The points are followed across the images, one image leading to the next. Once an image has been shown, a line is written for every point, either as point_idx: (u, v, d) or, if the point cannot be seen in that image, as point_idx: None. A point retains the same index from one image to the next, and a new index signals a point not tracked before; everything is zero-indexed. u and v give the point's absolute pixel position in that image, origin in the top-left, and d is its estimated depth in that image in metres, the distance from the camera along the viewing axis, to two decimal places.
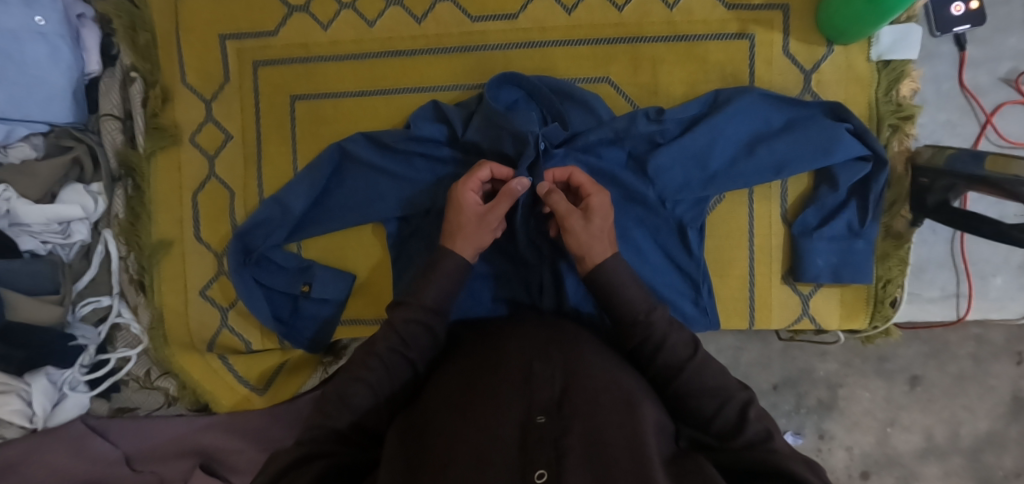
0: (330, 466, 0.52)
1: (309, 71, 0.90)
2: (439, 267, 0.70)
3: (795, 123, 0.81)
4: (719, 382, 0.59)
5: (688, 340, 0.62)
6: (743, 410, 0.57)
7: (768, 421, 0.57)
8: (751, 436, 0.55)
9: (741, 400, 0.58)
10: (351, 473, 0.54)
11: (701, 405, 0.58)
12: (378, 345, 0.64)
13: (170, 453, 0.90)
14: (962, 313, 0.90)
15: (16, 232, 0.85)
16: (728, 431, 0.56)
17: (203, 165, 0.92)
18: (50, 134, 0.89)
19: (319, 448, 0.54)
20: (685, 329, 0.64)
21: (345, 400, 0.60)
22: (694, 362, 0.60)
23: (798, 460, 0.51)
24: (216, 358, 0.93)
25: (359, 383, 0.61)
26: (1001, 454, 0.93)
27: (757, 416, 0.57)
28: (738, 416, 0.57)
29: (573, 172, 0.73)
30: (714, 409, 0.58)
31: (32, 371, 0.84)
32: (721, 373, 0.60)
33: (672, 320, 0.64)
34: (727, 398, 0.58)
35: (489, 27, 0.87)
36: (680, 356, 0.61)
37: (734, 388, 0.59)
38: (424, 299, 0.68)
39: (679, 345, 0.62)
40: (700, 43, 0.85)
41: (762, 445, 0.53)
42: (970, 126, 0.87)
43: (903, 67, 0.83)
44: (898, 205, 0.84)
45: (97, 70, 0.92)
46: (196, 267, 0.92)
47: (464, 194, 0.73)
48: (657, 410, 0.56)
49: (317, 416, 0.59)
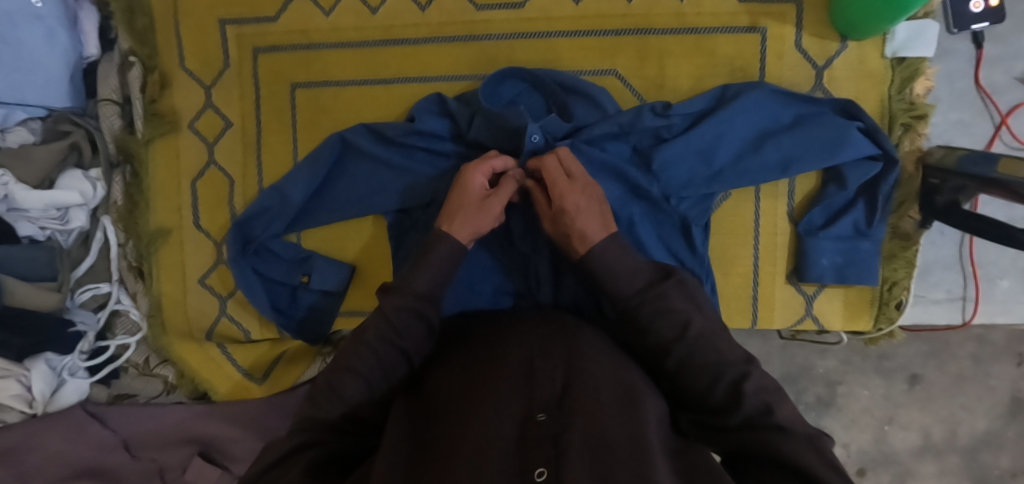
0: (323, 455, 0.53)
1: (309, 59, 0.88)
2: (433, 252, 0.68)
3: (804, 119, 0.79)
4: (714, 358, 0.56)
5: (677, 316, 0.59)
6: (736, 386, 0.54)
7: (767, 392, 0.54)
8: (751, 411, 0.52)
9: (736, 374, 0.55)
10: (343, 463, 0.54)
11: (694, 381, 0.56)
12: (368, 333, 0.62)
13: (170, 439, 0.89)
14: (968, 317, 0.88)
15: (14, 217, 0.83)
16: (725, 405, 0.54)
17: (203, 152, 0.91)
18: (48, 118, 0.89)
19: (305, 437, 0.54)
20: (679, 309, 0.60)
21: (335, 390, 0.58)
22: (684, 342, 0.57)
23: (802, 437, 0.49)
24: (214, 347, 0.93)
25: (349, 374, 0.59)
26: (998, 454, 0.92)
27: (755, 389, 0.53)
28: (733, 391, 0.54)
29: (546, 158, 0.71)
30: (706, 386, 0.55)
31: (33, 357, 0.84)
32: (717, 348, 0.57)
33: (660, 291, 0.62)
34: (720, 373, 0.55)
35: (494, 16, 0.85)
36: (668, 335, 0.59)
37: (730, 362, 0.56)
38: (416, 286, 0.66)
39: (668, 324, 0.59)
40: (709, 36, 0.83)
41: (764, 421, 0.51)
42: (983, 127, 0.85)
43: (918, 64, 0.81)
44: (907, 204, 0.82)
45: (94, 53, 0.90)
46: (195, 254, 0.92)
47: (474, 177, 0.71)
48: (658, 404, 0.56)
49: (307, 408, 0.58)
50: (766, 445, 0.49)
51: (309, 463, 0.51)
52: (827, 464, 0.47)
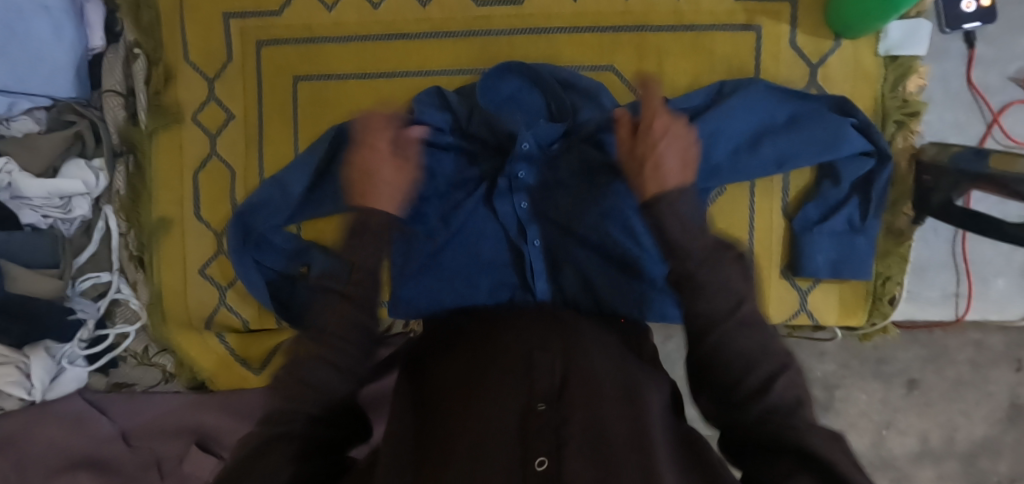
0: (303, 445, 0.54)
1: (311, 53, 0.89)
2: (371, 227, 0.67)
3: (799, 118, 0.80)
4: (755, 344, 0.53)
5: (731, 293, 0.54)
6: (770, 378, 0.51)
7: (798, 386, 0.52)
8: (774, 403, 0.50)
9: (773, 367, 0.52)
10: (324, 446, 0.56)
11: (728, 367, 0.52)
12: (329, 324, 0.60)
13: (169, 431, 0.90)
14: (960, 313, 0.89)
15: (16, 205, 0.85)
16: (749, 394, 0.51)
17: (205, 144, 0.92)
18: (53, 108, 0.90)
19: (291, 425, 0.55)
20: (736, 286, 0.55)
21: (304, 381, 0.57)
22: (733, 320, 0.53)
23: (826, 434, 0.47)
24: (213, 337, 0.93)
25: (318, 364, 0.57)
26: (996, 459, 0.92)
27: (785, 385, 0.51)
28: (765, 383, 0.51)
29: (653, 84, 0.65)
30: (739, 373, 0.52)
31: (32, 344, 0.85)
32: (757, 335, 0.53)
33: (721, 262, 0.56)
34: (756, 363, 0.52)
35: (494, 12, 0.87)
36: (721, 310, 0.54)
37: (768, 353, 0.53)
38: (367, 269, 0.64)
39: (721, 302, 0.54)
40: (706, 34, 0.84)
41: (785, 415, 0.49)
42: (977, 126, 0.86)
43: (910, 63, 0.82)
44: (900, 203, 0.83)
45: (100, 46, 0.92)
46: (195, 246, 0.93)
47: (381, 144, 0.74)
48: (660, 393, 0.57)
49: (280, 396, 0.57)
50: (780, 437, 0.46)
51: (291, 456, 0.53)
52: (850, 461, 0.45)
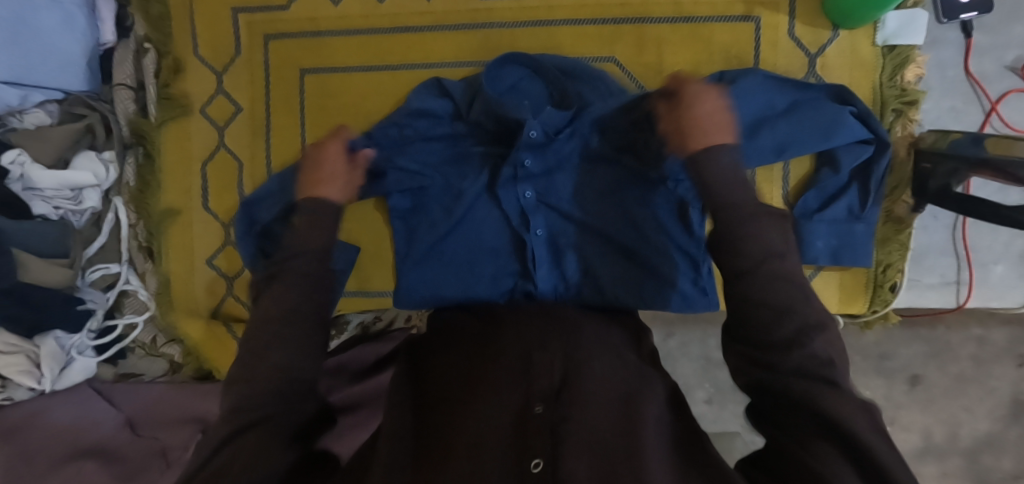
0: (273, 434, 0.51)
1: (317, 46, 0.91)
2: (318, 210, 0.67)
3: (799, 104, 0.81)
4: (787, 299, 0.51)
5: (757, 248, 0.54)
6: (801, 332, 0.50)
7: (832, 345, 0.50)
8: (802, 361, 0.49)
9: (807, 321, 0.50)
10: (297, 437, 0.53)
11: (758, 315, 0.51)
12: (279, 304, 0.57)
13: (174, 420, 0.92)
14: (961, 301, 0.89)
15: (28, 196, 0.87)
16: (778, 346, 0.50)
17: (213, 135, 0.94)
18: (64, 101, 0.92)
19: (255, 414, 0.51)
20: (774, 244, 0.54)
21: (262, 362, 0.54)
22: (764, 272, 0.53)
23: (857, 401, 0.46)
24: (217, 326, 0.93)
25: (275, 346, 0.54)
26: (1000, 455, 0.92)
27: (821, 341, 0.49)
28: (797, 335, 0.50)
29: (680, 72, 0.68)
30: (773, 319, 0.50)
31: (43, 334, 0.87)
32: (789, 290, 0.52)
33: (752, 217, 0.56)
34: (791, 315, 0.50)
35: (496, 5, 0.88)
36: (750, 261, 0.54)
37: (804, 306, 0.51)
38: (314, 243, 0.63)
39: (747, 256, 0.54)
40: (704, 24, 0.85)
41: (815, 372, 0.48)
42: (974, 114, 0.87)
43: (908, 52, 0.83)
44: (900, 190, 0.84)
45: (111, 40, 0.94)
46: (201, 238, 0.94)
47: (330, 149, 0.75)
48: (657, 393, 0.57)
49: (239, 384, 0.53)
50: (810, 396, 0.46)
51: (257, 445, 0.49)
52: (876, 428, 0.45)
